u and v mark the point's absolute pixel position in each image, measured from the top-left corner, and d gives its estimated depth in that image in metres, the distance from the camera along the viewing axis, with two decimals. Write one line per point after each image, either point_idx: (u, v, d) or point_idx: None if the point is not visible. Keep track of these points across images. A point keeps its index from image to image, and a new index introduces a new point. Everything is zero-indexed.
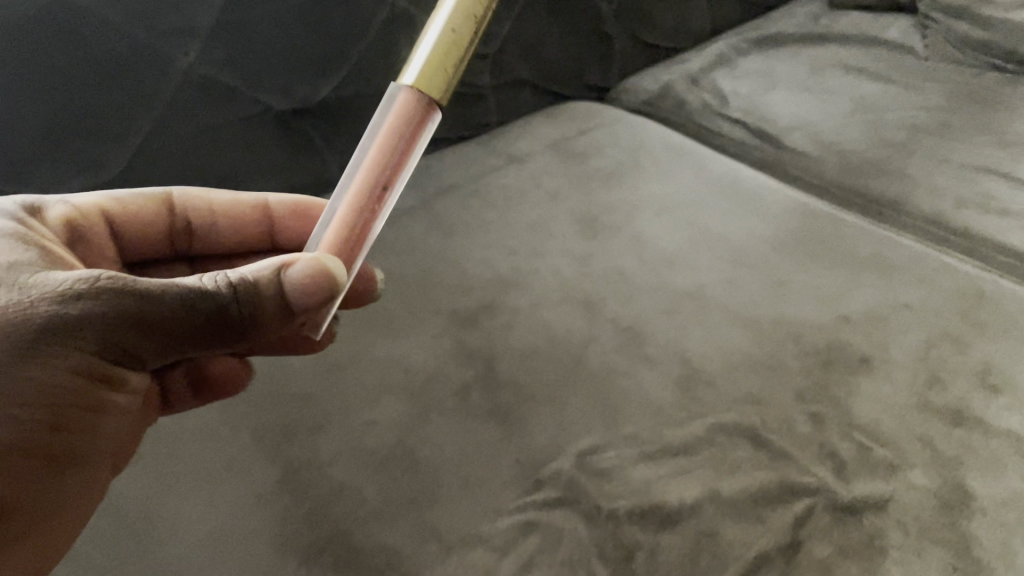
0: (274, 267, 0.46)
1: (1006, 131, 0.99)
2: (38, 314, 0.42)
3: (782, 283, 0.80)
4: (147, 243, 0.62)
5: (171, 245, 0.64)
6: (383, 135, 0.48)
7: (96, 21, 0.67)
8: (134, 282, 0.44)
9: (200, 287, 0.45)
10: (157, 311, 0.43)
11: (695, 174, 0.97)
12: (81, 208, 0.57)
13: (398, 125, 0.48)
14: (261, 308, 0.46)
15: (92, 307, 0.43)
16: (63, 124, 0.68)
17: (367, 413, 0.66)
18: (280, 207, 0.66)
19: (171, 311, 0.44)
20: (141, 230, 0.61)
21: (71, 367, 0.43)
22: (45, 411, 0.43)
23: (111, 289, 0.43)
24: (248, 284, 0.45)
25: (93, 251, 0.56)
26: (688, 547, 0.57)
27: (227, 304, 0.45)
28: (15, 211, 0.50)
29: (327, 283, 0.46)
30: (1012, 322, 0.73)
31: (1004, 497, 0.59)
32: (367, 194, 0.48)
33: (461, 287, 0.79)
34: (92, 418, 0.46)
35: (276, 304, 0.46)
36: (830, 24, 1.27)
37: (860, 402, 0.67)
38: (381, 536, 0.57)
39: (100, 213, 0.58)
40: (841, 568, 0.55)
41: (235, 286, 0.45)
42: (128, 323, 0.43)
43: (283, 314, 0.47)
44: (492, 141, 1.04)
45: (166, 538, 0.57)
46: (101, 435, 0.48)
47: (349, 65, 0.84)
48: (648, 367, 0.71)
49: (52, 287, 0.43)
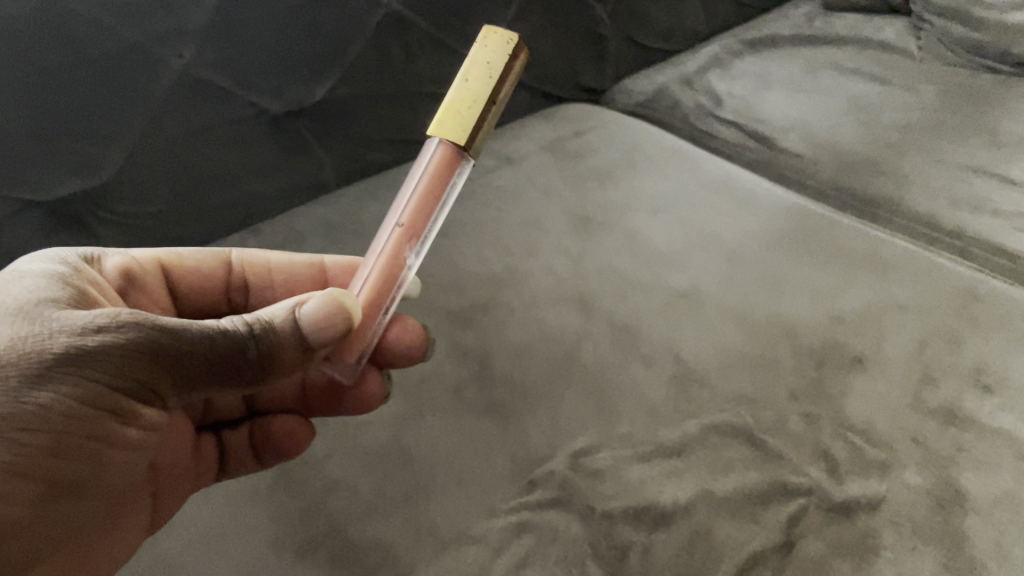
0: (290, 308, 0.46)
1: (999, 132, 0.99)
2: (57, 345, 0.41)
3: (776, 283, 0.80)
4: (203, 296, 0.62)
5: (228, 300, 0.64)
6: (416, 195, 0.51)
7: (90, 23, 0.66)
8: (155, 319, 0.43)
9: (221, 326, 0.44)
10: (175, 347, 0.43)
11: (689, 175, 0.97)
12: (136, 257, 0.58)
13: (431, 181, 0.50)
14: (278, 348, 0.46)
15: (113, 339, 0.42)
16: (56, 125, 0.68)
17: (361, 412, 0.66)
18: (337, 269, 0.65)
19: (189, 350, 0.43)
20: (194, 281, 0.61)
21: (86, 402, 0.42)
22: (53, 446, 0.41)
23: (131, 324, 0.42)
24: (266, 324, 0.45)
25: (142, 300, 0.57)
26: (682, 547, 0.57)
27: (247, 344, 0.45)
28: (76, 261, 0.51)
29: (341, 319, 0.47)
30: (1005, 321, 0.74)
31: (996, 496, 0.59)
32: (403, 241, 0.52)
33: (456, 287, 0.80)
34: (98, 462, 0.44)
35: (292, 342, 0.46)
36: (825, 26, 1.28)
37: (854, 401, 0.67)
38: (376, 533, 0.57)
39: (154, 263, 0.59)
40: (834, 567, 0.56)
41: (253, 326, 0.45)
42: (146, 360, 0.42)
43: (299, 354, 0.47)
44: (487, 142, 1.04)
45: (161, 537, 0.57)
46: (101, 482, 0.46)
47: (344, 66, 0.84)
48: (642, 366, 0.71)
49: (73, 322, 0.42)
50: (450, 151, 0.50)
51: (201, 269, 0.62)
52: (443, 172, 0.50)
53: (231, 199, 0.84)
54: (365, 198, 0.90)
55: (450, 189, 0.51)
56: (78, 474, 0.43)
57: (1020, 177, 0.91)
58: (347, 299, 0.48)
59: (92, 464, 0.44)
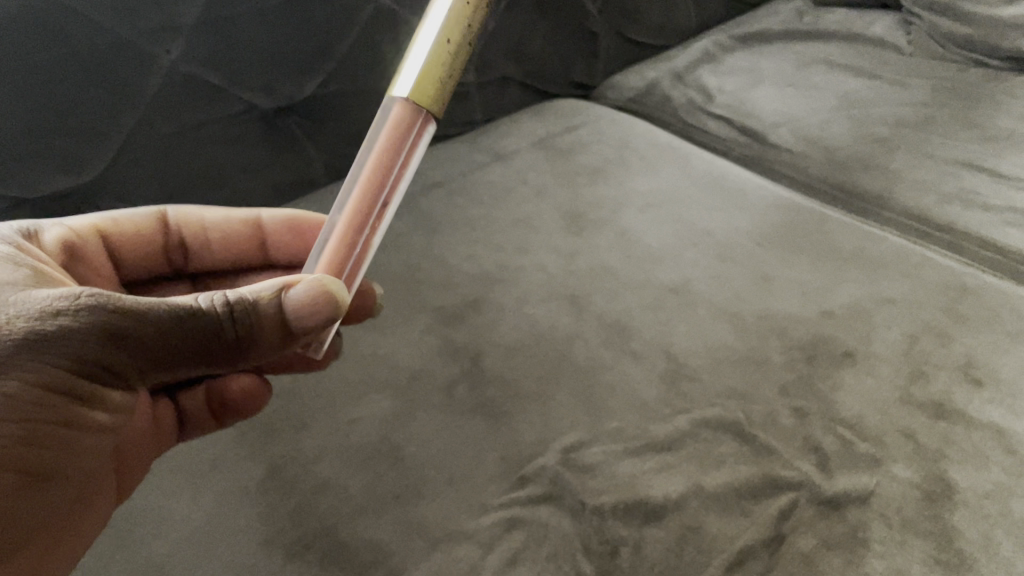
0: (271, 288, 0.46)
1: (988, 127, 1.00)
2: (16, 331, 0.40)
3: (767, 278, 0.80)
4: (146, 259, 0.63)
5: (168, 260, 0.64)
6: (378, 157, 0.47)
7: (78, 20, 0.66)
8: (121, 299, 0.42)
9: (193, 305, 0.44)
10: (143, 328, 0.42)
11: (680, 171, 0.97)
12: (74, 227, 0.58)
13: (390, 140, 0.47)
14: (256, 326, 0.45)
15: (76, 323, 0.41)
16: (44, 123, 0.67)
17: (352, 410, 0.66)
18: (274, 224, 0.65)
19: (159, 330, 0.43)
20: (134, 248, 0.61)
21: (49, 388, 0.41)
22: (21, 435, 0.41)
23: (92, 306, 0.41)
24: (244, 303, 0.45)
25: (87, 272, 0.57)
26: (673, 542, 0.57)
27: (224, 324, 0.44)
28: (11, 235, 0.51)
29: (332, 304, 0.45)
30: (994, 315, 0.74)
31: (986, 490, 0.59)
32: (361, 213, 0.47)
33: (447, 284, 0.79)
34: (69, 448, 0.44)
35: (273, 322, 0.46)
36: (815, 21, 1.28)
37: (844, 396, 0.67)
38: (367, 532, 0.57)
39: (94, 232, 0.59)
40: (825, 560, 0.56)
41: (229, 305, 0.45)
42: (112, 343, 0.41)
43: (278, 334, 0.46)
44: (477, 138, 1.04)
45: (149, 536, 0.56)
46: (76, 468, 0.45)
47: (333, 63, 0.84)
48: (633, 362, 0.71)
49: (31, 305, 0.41)
50: (409, 108, 0.47)
51: (140, 233, 0.62)
52: (402, 129, 0.47)
53: (220, 197, 0.84)
54: None
55: (411, 148, 0.48)
56: (47, 461, 0.43)
57: (1009, 171, 0.91)
58: (336, 285, 0.46)
59: (62, 450, 0.43)
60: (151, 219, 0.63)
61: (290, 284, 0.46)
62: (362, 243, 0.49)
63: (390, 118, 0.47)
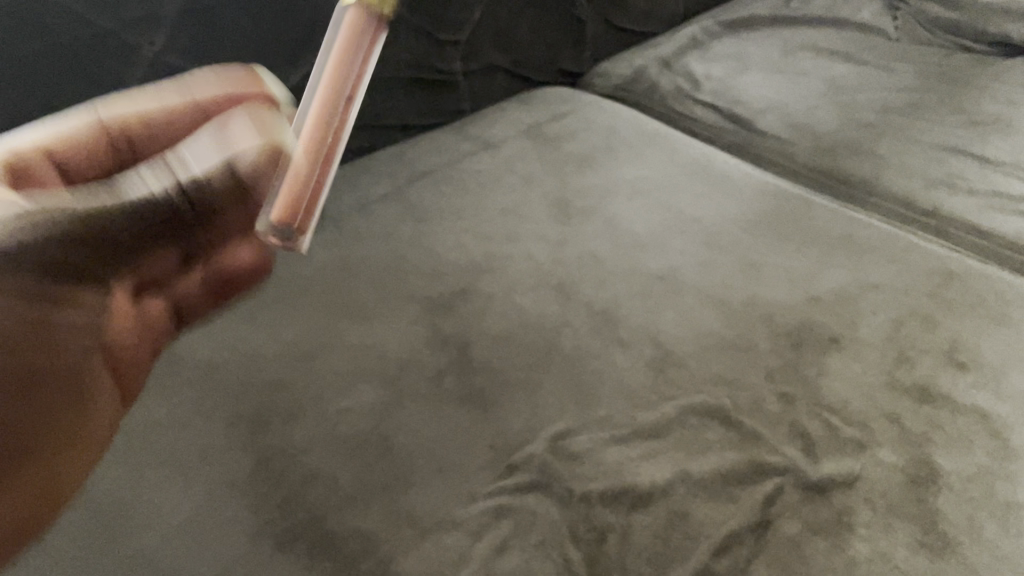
0: (221, 160, 0.47)
1: (974, 112, 1.00)
2: None
3: (754, 265, 0.81)
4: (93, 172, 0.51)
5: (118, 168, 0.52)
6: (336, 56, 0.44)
7: (59, 10, 0.66)
8: (71, 204, 0.43)
9: (145, 193, 0.45)
10: (101, 224, 0.44)
11: (668, 158, 0.98)
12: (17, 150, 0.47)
13: (347, 44, 0.43)
14: (212, 201, 0.47)
15: (41, 234, 0.42)
16: (26, 115, 0.67)
17: (341, 400, 0.66)
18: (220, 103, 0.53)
19: (115, 221, 0.44)
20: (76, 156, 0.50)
21: (37, 303, 0.43)
22: (23, 362, 0.43)
23: (48, 216, 0.42)
24: (197, 180, 0.46)
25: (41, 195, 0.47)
26: (660, 528, 0.57)
27: (177, 203, 0.46)
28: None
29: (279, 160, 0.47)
30: (978, 300, 0.75)
31: (969, 473, 0.60)
32: (326, 120, 0.44)
33: (435, 273, 0.80)
34: (75, 366, 0.45)
35: (227, 188, 0.47)
36: (802, 7, 1.28)
37: (830, 382, 0.68)
38: (355, 521, 0.57)
39: (39, 155, 0.48)
40: (810, 545, 0.56)
41: (181, 186, 0.46)
42: (76, 243, 0.43)
43: (238, 201, 0.48)
44: (465, 127, 1.04)
45: (138, 529, 0.56)
46: (93, 392, 0.47)
47: (319, 52, 0.84)
48: (621, 350, 0.71)
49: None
50: (361, 11, 0.43)
51: (85, 143, 0.50)
52: (359, 36, 0.43)
53: None
54: (343, 187, 0.91)
55: (369, 58, 0.44)
56: (61, 390, 0.45)
57: (994, 156, 0.92)
58: (280, 135, 0.47)
59: (71, 381, 0.45)
60: (90, 127, 0.51)
61: (236, 146, 0.48)
62: (327, 175, 0.45)
63: (345, 22, 0.43)
